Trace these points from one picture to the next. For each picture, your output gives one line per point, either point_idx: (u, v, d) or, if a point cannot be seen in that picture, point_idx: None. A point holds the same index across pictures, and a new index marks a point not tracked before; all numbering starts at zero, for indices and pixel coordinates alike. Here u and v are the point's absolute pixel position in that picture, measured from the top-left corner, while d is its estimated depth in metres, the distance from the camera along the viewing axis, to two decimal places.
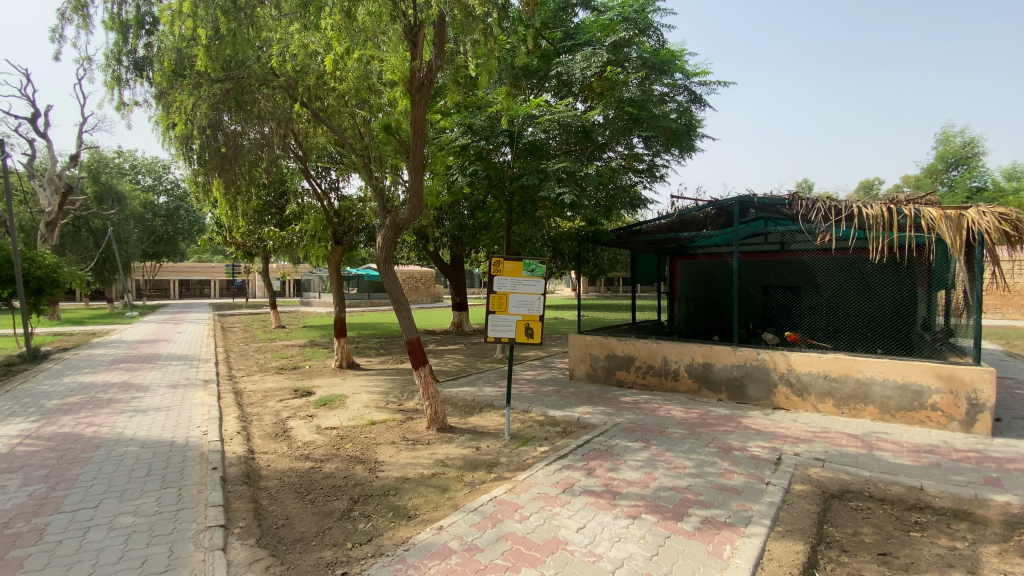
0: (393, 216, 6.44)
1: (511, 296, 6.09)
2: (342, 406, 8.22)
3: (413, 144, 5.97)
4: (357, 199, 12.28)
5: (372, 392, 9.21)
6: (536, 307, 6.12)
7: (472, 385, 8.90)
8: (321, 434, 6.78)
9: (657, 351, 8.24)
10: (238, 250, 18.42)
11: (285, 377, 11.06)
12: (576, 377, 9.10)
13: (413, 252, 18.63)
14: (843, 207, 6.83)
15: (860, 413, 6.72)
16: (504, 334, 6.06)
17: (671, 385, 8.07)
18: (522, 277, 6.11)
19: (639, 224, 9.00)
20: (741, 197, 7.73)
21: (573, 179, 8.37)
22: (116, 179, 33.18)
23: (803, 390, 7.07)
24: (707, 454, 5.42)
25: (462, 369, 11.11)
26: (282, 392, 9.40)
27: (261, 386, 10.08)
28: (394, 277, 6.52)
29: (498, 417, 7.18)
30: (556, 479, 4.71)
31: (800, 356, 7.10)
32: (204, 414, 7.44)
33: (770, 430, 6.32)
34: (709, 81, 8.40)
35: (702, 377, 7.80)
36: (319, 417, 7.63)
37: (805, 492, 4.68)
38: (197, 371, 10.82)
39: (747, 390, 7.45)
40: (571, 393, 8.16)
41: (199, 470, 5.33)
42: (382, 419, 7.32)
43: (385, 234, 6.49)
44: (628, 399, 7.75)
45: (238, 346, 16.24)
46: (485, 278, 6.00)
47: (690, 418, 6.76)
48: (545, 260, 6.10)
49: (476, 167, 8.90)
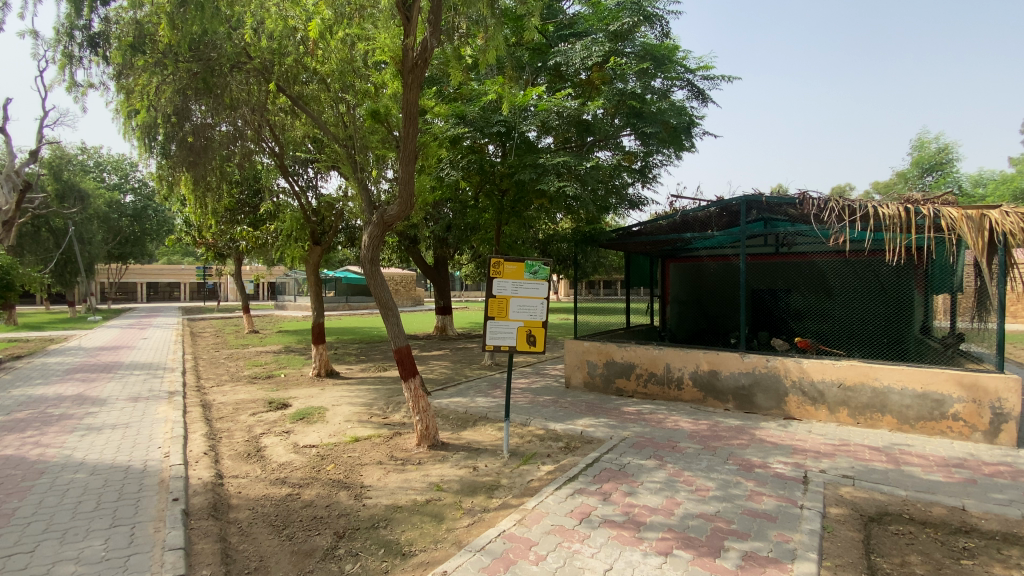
0: (380, 212, 5.82)
1: (513, 300, 5.55)
2: (321, 420, 7.54)
3: (405, 132, 5.41)
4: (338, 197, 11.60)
5: (354, 403, 8.55)
6: (539, 313, 5.59)
7: (462, 395, 8.31)
8: (299, 454, 6.12)
9: (660, 358, 7.77)
10: (208, 251, 17.43)
11: (259, 387, 10.29)
12: (572, 385, 8.59)
13: (395, 253, 17.95)
14: (857, 207, 6.51)
15: (877, 423, 6.38)
16: (503, 342, 5.52)
17: (674, 394, 7.63)
18: (524, 280, 5.57)
19: (638, 225, 8.55)
20: (748, 196, 7.34)
21: (571, 176, 7.87)
22: (79, 177, 31.56)
23: (816, 399, 6.70)
24: (728, 473, 4.96)
25: (450, 378, 10.51)
26: (256, 405, 8.66)
27: (232, 397, 9.31)
28: (381, 279, 5.91)
29: (494, 431, 6.62)
30: (569, 507, 4.19)
31: (812, 363, 6.72)
32: (167, 432, 6.69)
33: (787, 443, 5.91)
34: (715, 75, 7.95)
35: (708, 386, 7.38)
36: (296, 434, 6.95)
37: (843, 517, 4.26)
38: (161, 382, 9.98)
39: (756, 399, 7.06)
40: (569, 404, 7.64)
41: (157, 503, 4.63)
42: (367, 435, 6.69)
43: (372, 232, 5.87)
44: (631, 410, 7.28)
45: (207, 353, 15.28)
46: (483, 280, 5.45)
47: (701, 430, 6.32)
48: (549, 262, 5.58)
49: (469, 161, 8.34)
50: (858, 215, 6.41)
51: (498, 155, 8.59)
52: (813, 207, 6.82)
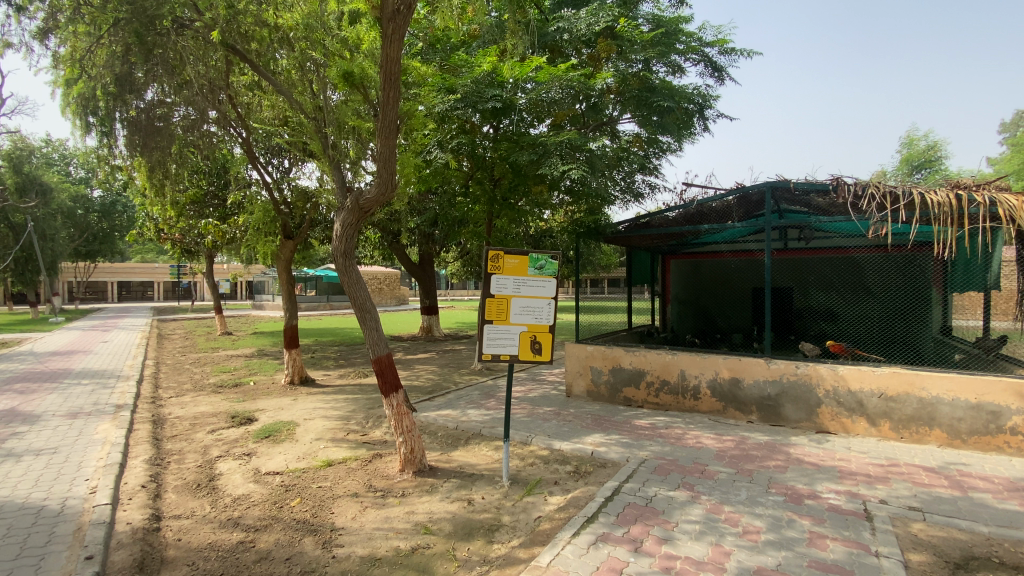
0: (354, 194, 4.84)
1: (515, 302, 4.66)
2: (290, 439, 6.56)
3: (385, 96, 4.46)
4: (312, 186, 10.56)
5: (329, 417, 7.57)
6: (545, 317, 4.71)
7: (451, 407, 7.39)
8: (259, 484, 5.16)
9: (673, 364, 6.95)
10: (174, 248, 16.19)
11: (222, 397, 9.22)
12: (574, 394, 7.74)
13: (378, 250, 16.92)
14: (902, 193, 5.76)
15: (924, 438, 5.64)
16: (504, 350, 4.63)
17: (691, 404, 6.82)
18: (528, 277, 4.67)
19: (648, 216, 7.69)
20: (773, 181, 6.53)
21: (575, 159, 7.02)
22: (41, 170, 29.77)
23: (853, 411, 5.95)
24: (775, 507, 4.14)
25: (437, 385, 9.58)
26: (216, 420, 7.62)
27: (191, 410, 8.26)
28: (355, 276, 4.96)
29: (491, 452, 5.72)
30: (593, 562, 3.32)
31: (850, 370, 5.97)
32: (102, 458, 5.66)
33: (830, 465, 5.12)
34: (734, 48, 7.16)
35: (729, 396, 6.58)
36: (259, 457, 5.96)
37: (926, 566, 3.46)
38: (111, 393, 8.88)
39: (784, 410, 6.28)
40: (573, 416, 6.79)
41: (65, 563, 3.64)
42: (341, 459, 5.74)
43: (344, 220, 4.86)
44: (643, 423, 6.45)
45: (172, 358, 14.05)
46: (479, 277, 4.55)
47: (728, 448, 5.50)
48: (558, 256, 4.70)
49: (460, 142, 7.43)
50: (902, 204, 5.63)
51: (491, 136, 7.68)
52: (848, 195, 6.05)
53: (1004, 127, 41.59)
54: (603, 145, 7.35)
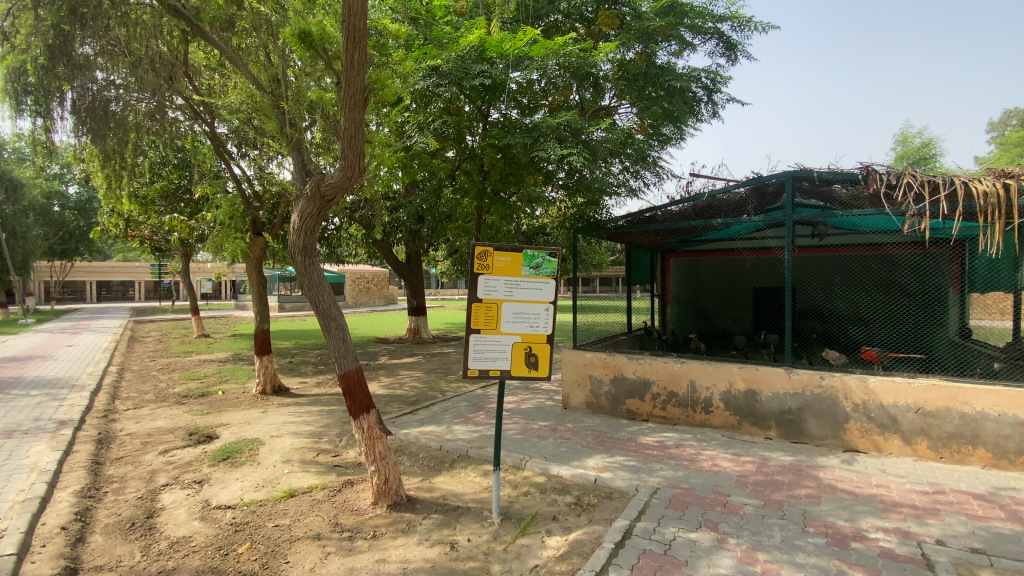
0: (314, 179, 4.06)
1: (507, 307, 3.92)
2: (251, 461, 5.78)
3: (348, 58, 3.71)
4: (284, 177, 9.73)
5: (298, 434, 6.78)
6: (543, 324, 3.98)
7: (435, 422, 6.65)
8: (205, 522, 4.39)
9: (681, 374, 6.25)
10: (144, 246, 15.27)
11: (184, 410, 8.39)
12: (571, 406, 7.04)
13: (362, 247, 16.09)
14: (942, 183, 5.17)
15: (966, 459, 5.01)
16: (493, 366, 3.91)
17: (701, 418, 6.14)
18: (521, 278, 3.93)
19: (651, 210, 6.99)
20: (794, 170, 5.89)
21: (572, 145, 6.31)
22: (13, 165, 28.56)
23: (885, 427, 5.30)
24: (817, 553, 3.46)
25: (422, 394, 8.82)
26: (171, 438, 6.81)
27: (146, 427, 7.43)
28: (317, 277, 4.20)
29: (478, 478, 4.99)
30: None
31: (882, 383, 5.32)
32: (24, 492, 4.86)
33: (868, 493, 4.46)
34: (747, 22, 6.49)
35: (745, 410, 5.91)
36: (211, 486, 5.19)
37: None
38: (58, 407, 8.02)
39: (807, 426, 5.62)
40: (571, 432, 6.07)
41: None
42: (306, 488, 4.98)
43: (304, 209, 4.10)
44: (650, 441, 5.76)
45: (140, 363, 13.14)
46: (466, 278, 3.82)
47: (750, 474, 4.82)
48: (557, 253, 3.98)
49: (444, 124, 6.67)
50: (943, 194, 5.06)
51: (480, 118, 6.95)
52: (880, 183, 5.49)
53: (994, 125, 41.57)
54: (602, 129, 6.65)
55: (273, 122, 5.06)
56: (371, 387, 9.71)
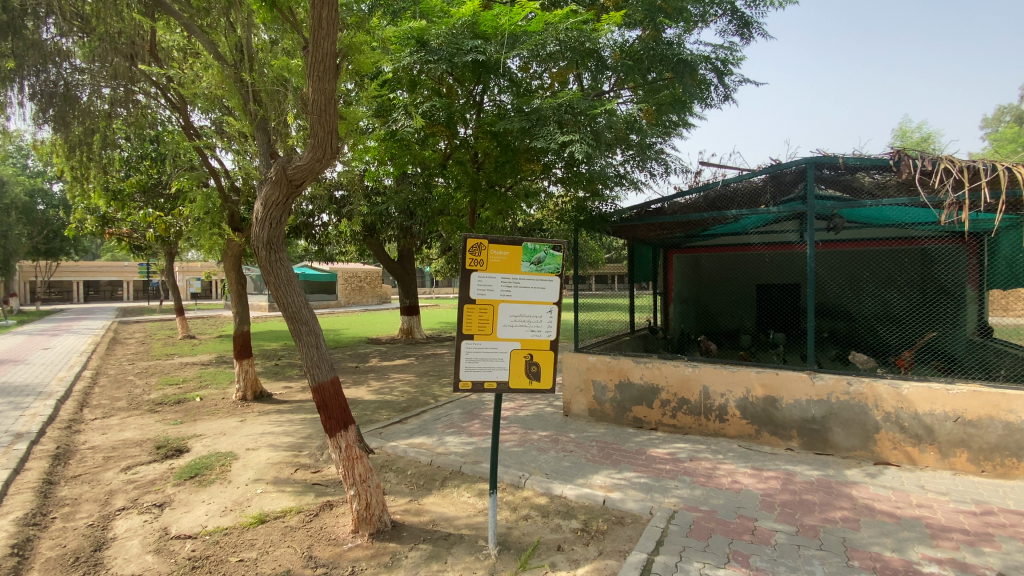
0: (280, 160, 3.52)
1: (505, 309, 3.39)
2: (220, 480, 5.24)
3: (315, 17, 3.17)
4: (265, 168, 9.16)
5: (276, 447, 6.22)
6: (546, 329, 3.47)
7: (425, 432, 6.11)
8: (160, 556, 3.85)
9: (693, 379, 5.74)
10: (123, 245, 14.63)
11: (157, 419, 7.81)
12: (572, 413, 6.52)
13: (352, 244, 15.50)
14: (983, 168, 4.70)
15: (1011, 473, 4.54)
16: (488, 378, 3.38)
17: (716, 427, 5.63)
18: (521, 276, 3.40)
19: (658, 201, 6.49)
20: (816, 156, 5.40)
21: (574, 128, 5.82)
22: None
23: (920, 438, 4.82)
24: None
25: (413, 400, 8.29)
26: (137, 453, 6.25)
27: (112, 439, 6.86)
28: (285, 275, 3.67)
29: (472, 499, 4.46)
30: None
31: (917, 389, 4.83)
32: None
33: (911, 516, 3.97)
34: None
35: (764, 418, 5.40)
36: (173, 511, 4.64)
37: None
38: (18, 418, 7.42)
39: (833, 436, 5.13)
40: (574, 443, 5.55)
41: None
42: (278, 513, 4.43)
43: (267, 194, 3.55)
44: (661, 454, 5.25)
45: (117, 367, 12.52)
46: (457, 275, 3.28)
47: (775, 493, 4.33)
48: (562, 247, 3.46)
49: (434, 107, 6.14)
50: (986, 180, 4.60)
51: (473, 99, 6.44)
52: (914, 170, 4.95)
53: (989, 121, 41.48)
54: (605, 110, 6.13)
55: (237, 97, 4.51)
56: (360, 392, 9.14)
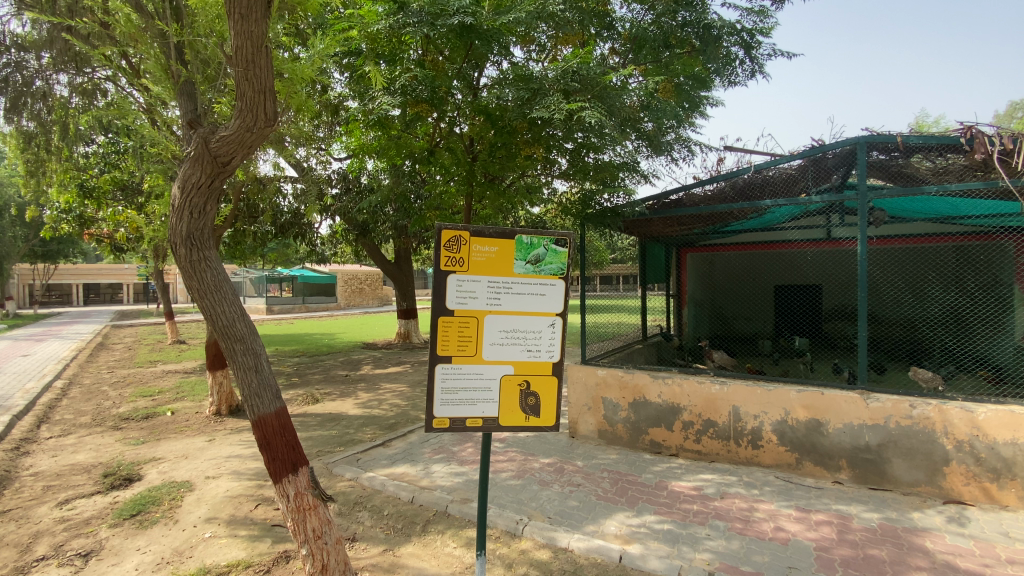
0: (201, 131, 2.74)
1: (493, 323, 2.58)
2: (166, 520, 4.46)
3: None
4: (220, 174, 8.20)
5: (240, 475, 5.42)
6: (547, 348, 2.66)
7: (410, 458, 5.30)
8: None
9: (721, 398, 4.91)
10: (105, 247, 13.92)
11: (117, 438, 7.04)
12: (579, 435, 5.70)
13: (346, 245, 14.74)
14: None
15: None
16: (471, 413, 2.58)
17: (748, 455, 4.81)
18: (513, 279, 2.60)
19: (677, 190, 5.67)
20: (868, 134, 4.58)
21: (581, 101, 5.00)
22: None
23: (1001, 472, 3.97)
24: None
25: (402, 416, 7.47)
26: (82, 482, 5.47)
27: (59, 464, 6.07)
28: (213, 280, 2.90)
29: (458, 551, 3.64)
30: None
31: (997, 414, 3.97)
32: None
33: None
34: None
35: (806, 445, 4.57)
36: (98, 563, 3.85)
37: None
38: None
39: (891, 468, 4.30)
40: (582, 474, 4.72)
41: None
42: (220, 569, 3.62)
43: (186, 175, 2.76)
44: (686, 489, 4.41)
45: (94, 376, 11.77)
46: (430, 278, 2.46)
47: (831, 546, 3.49)
48: (567, 241, 2.65)
49: (416, 80, 5.30)
50: None
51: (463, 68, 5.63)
52: (989, 150, 4.28)
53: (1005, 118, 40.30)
54: (615, 81, 5.32)
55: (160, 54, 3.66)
56: (345, 405, 8.33)
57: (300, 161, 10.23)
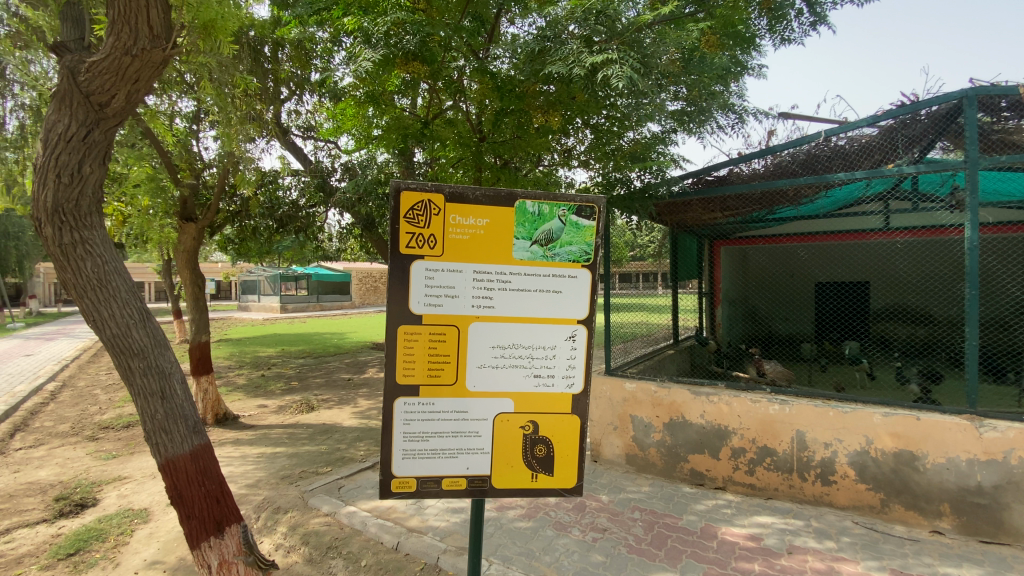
0: (72, 76, 2.49)
1: (481, 335, 1.71)
2: (103, 564, 3.69)
3: None
4: (202, 158, 7.43)
5: None
6: (563, 375, 1.77)
7: None
8: None
9: (781, 421, 3.96)
10: None
11: (89, 451, 6.35)
12: (604, 460, 4.79)
13: (355, 242, 14.04)
14: None
15: None
16: (449, 471, 1.73)
17: (816, 493, 3.87)
18: (512, 269, 1.72)
19: (721, 165, 4.71)
20: (978, 86, 3.60)
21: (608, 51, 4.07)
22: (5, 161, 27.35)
23: None
24: None
25: None
26: (30, 507, 4.76)
27: (14, 483, 5.38)
28: (94, 268, 2.52)
29: None
30: None
31: None
32: None
33: None
34: None
35: (894, 483, 3.61)
36: None
37: None
38: None
39: (1013, 518, 3.30)
40: (608, 514, 3.82)
41: None
42: None
43: (57, 123, 2.49)
44: (742, 539, 3.47)
45: (90, 379, 11.22)
46: (382, 262, 1.63)
47: None
48: (595, 211, 1.76)
49: (410, 33, 4.40)
50: None
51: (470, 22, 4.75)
52: None
53: None
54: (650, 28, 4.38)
55: None
56: (342, 415, 7.56)
57: (302, 152, 9.52)
